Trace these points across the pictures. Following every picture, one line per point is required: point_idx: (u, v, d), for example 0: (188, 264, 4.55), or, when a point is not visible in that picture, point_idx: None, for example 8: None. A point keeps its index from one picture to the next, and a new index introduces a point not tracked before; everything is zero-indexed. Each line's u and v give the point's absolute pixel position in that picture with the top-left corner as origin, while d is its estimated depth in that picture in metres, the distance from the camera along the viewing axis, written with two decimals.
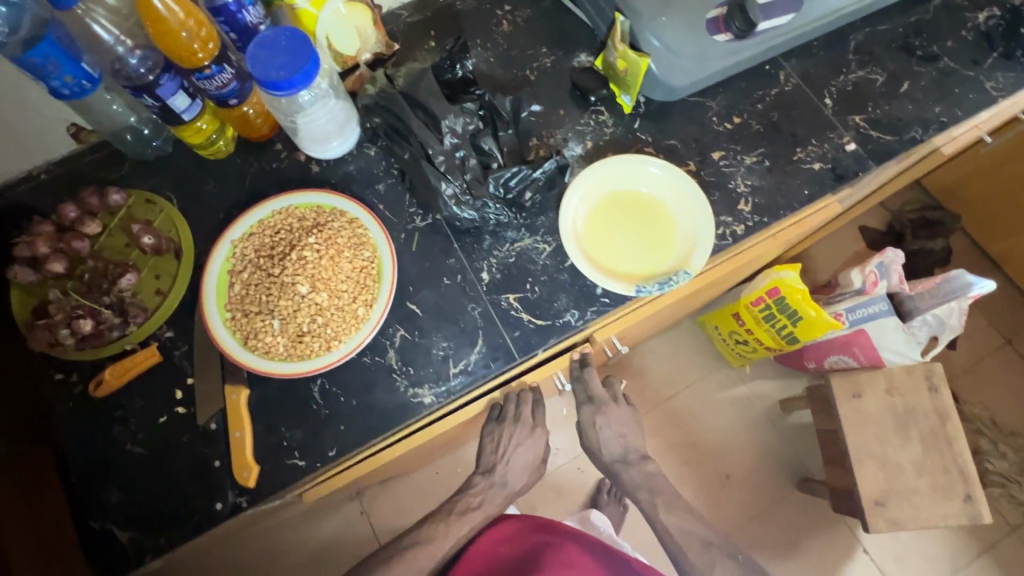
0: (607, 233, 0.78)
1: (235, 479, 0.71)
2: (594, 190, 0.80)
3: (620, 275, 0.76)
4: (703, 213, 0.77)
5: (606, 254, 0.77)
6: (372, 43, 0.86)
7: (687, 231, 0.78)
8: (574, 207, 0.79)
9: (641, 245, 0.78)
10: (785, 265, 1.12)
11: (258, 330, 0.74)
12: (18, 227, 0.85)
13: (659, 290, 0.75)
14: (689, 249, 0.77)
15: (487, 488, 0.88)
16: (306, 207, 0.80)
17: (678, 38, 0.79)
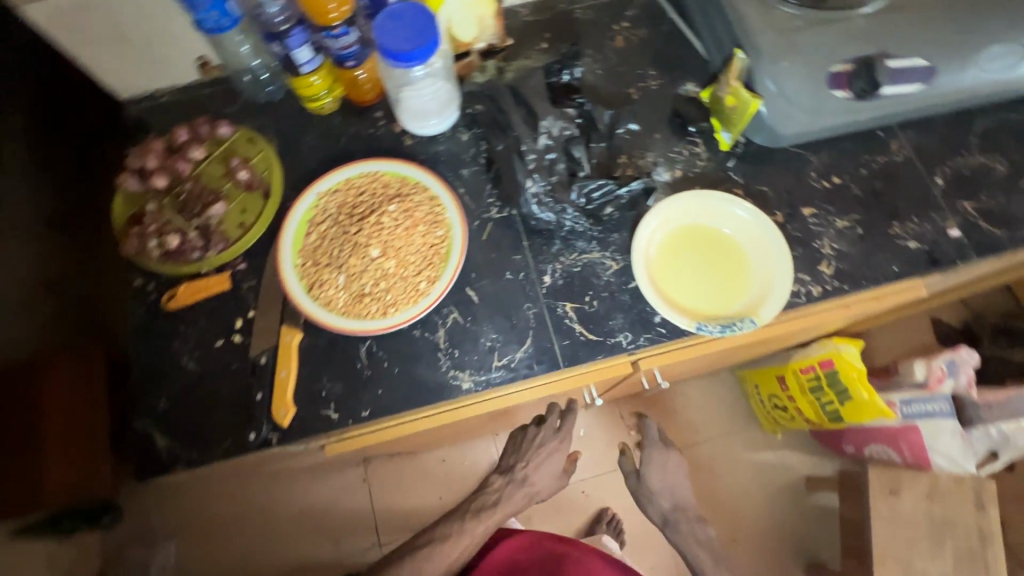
0: (677, 265, 0.77)
1: (272, 415, 0.74)
2: (674, 219, 0.78)
3: (682, 309, 0.75)
4: (782, 264, 0.75)
5: (671, 285, 0.76)
6: (489, 34, 0.87)
7: (760, 279, 0.76)
8: (651, 231, 0.77)
9: (710, 284, 0.76)
10: (846, 339, 1.08)
11: (324, 281, 0.77)
12: (134, 139, 0.92)
13: (720, 332, 0.72)
14: (759, 299, 0.74)
15: (506, 487, 0.97)
16: (392, 176, 0.82)
17: (799, 86, 0.76)
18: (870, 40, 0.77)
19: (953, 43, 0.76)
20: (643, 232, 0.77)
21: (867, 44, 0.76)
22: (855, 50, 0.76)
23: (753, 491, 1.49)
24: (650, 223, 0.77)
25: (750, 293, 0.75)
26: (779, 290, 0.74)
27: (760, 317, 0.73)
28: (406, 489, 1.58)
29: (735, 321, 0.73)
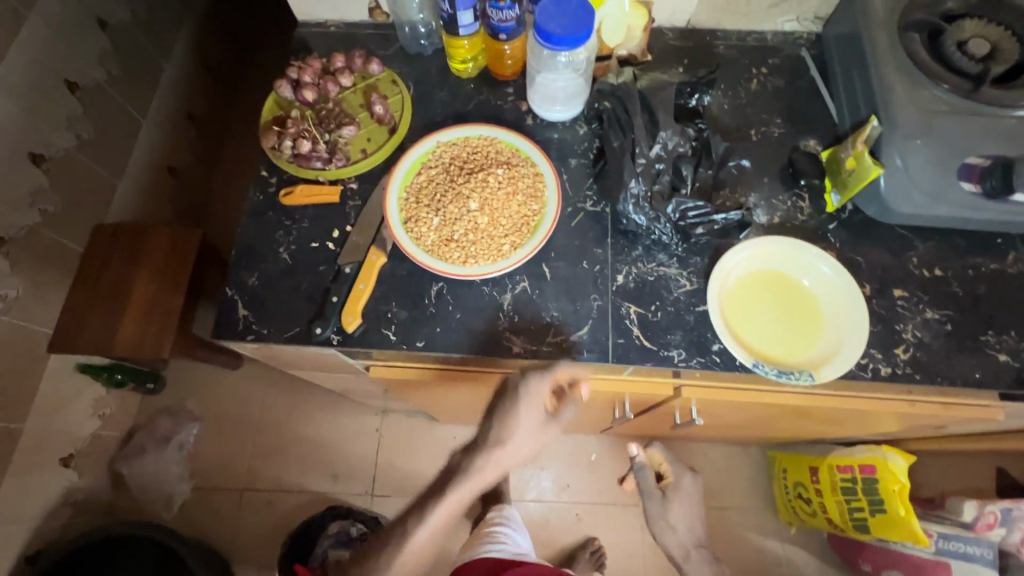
0: (750, 302, 0.78)
1: (339, 319, 0.80)
2: (759, 258, 0.79)
3: (744, 345, 0.75)
4: (858, 331, 0.73)
5: (739, 319, 0.77)
6: (633, 44, 0.94)
7: (831, 340, 0.75)
8: (733, 263, 0.79)
9: (778, 330, 0.76)
10: (898, 451, 1.08)
11: (420, 217, 0.83)
12: (296, 55, 1.03)
13: (775, 377, 0.73)
14: (824, 358, 0.74)
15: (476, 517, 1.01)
16: (507, 145, 0.88)
17: (927, 168, 0.75)
18: (1013, 142, 0.75)
19: None
20: (726, 261, 0.78)
21: (1009, 144, 0.75)
22: (995, 148, 0.75)
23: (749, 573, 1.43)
24: (734, 255, 0.78)
25: (818, 350, 0.75)
26: (849, 355, 0.73)
27: (821, 376, 0.72)
28: (413, 453, 1.64)
29: (794, 371, 0.72)
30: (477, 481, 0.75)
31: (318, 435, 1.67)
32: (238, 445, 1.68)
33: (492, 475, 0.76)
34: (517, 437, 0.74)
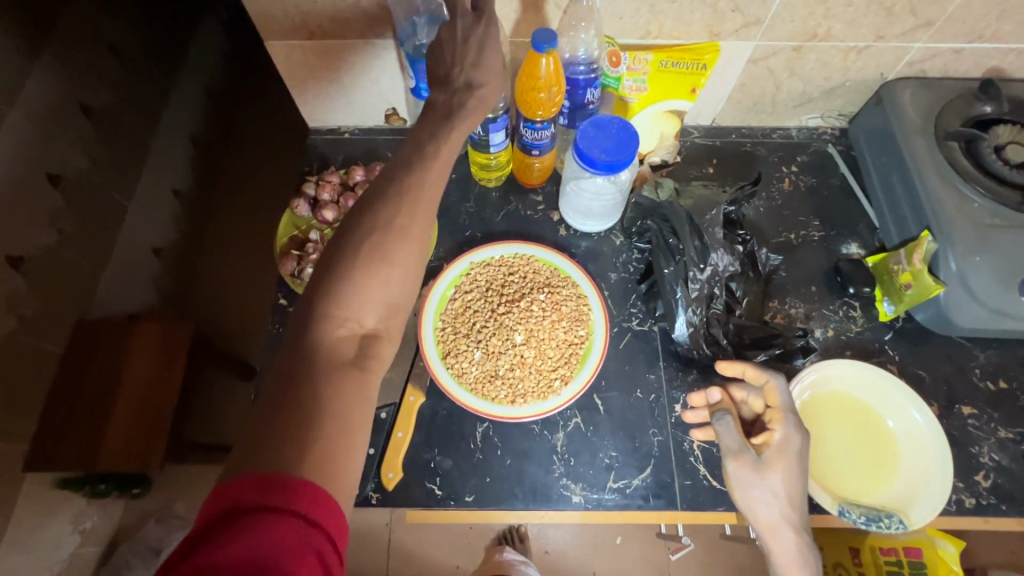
0: (824, 434, 0.72)
1: (377, 474, 0.72)
2: (829, 385, 0.74)
3: (824, 485, 0.70)
4: (940, 466, 0.69)
5: (816, 455, 0.71)
6: (665, 148, 0.91)
7: (911, 475, 0.70)
8: (802, 390, 0.73)
9: (856, 465, 0.71)
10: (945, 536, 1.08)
11: (460, 352, 0.77)
12: (310, 165, 0.98)
13: (862, 523, 0.67)
14: (907, 496, 0.69)
15: None
16: (545, 264, 0.83)
17: (987, 285, 0.74)
18: None
19: None
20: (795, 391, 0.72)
21: None
22: None
23: None
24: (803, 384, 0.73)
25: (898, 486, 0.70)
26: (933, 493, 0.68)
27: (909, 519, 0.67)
28: (426, 547, 1.51)
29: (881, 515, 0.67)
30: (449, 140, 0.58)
31: None
32: None
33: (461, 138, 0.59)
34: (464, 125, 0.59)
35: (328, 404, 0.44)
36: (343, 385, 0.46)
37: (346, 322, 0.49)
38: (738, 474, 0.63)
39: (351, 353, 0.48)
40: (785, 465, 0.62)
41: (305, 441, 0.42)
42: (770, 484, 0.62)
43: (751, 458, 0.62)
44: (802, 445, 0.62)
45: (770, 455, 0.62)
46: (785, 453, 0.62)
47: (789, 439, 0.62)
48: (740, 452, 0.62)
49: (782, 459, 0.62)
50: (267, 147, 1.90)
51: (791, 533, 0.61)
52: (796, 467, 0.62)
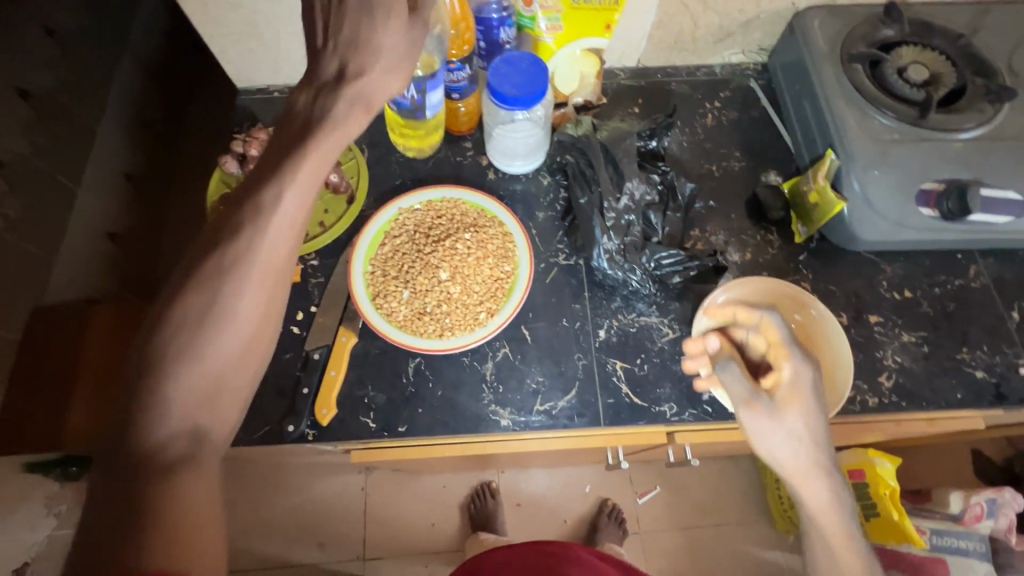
0: None
1: (313, 412, 0.75)
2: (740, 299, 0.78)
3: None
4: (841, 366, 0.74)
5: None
6: (588, 90, 0.92)
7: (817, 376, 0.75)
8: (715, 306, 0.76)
9: None
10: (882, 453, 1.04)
11: (389, 292, 0.80)
12: (239, 125, 0.98)
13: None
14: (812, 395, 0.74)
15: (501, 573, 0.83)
16: (472, 206, 0.85)
17: (887, 197, 0.77)
18: (966, 166, 0.77)
19: None
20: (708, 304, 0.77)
21: (963, 169, 0.77)
22: (950, 173, 0.77)
23: None
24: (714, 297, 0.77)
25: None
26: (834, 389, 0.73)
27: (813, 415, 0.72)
28: (395, 508, 1.51)
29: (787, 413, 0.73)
30: (327, 130, 0.54)
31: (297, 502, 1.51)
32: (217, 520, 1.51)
33: (349, 133, 0.55)
34: (348, 106, 0.55)
35: (157, 493, 0.44)
36: (175, 470, 0.45)
37: (169, 405, 0.47)
38: (753, 421, 0.59)
39: (178, 439, 0.46)
40: (802, 405, 0.58)
41: (142, 536, 0.41)
42: (791, 428, 0.58)
43: (765, 405, 0.58)
44: (816, 381, 0.59)
45: (784, 398, 0.59)
46: (799, 398, 0.58)
47: (798, 377, 0.58)
48: (752, 400, 0.59)
49: (795, 398, 0.58)
50: (213, 120, 1.85)
51: (824, 480, 0.58)
52: (813, 404, 0.58)
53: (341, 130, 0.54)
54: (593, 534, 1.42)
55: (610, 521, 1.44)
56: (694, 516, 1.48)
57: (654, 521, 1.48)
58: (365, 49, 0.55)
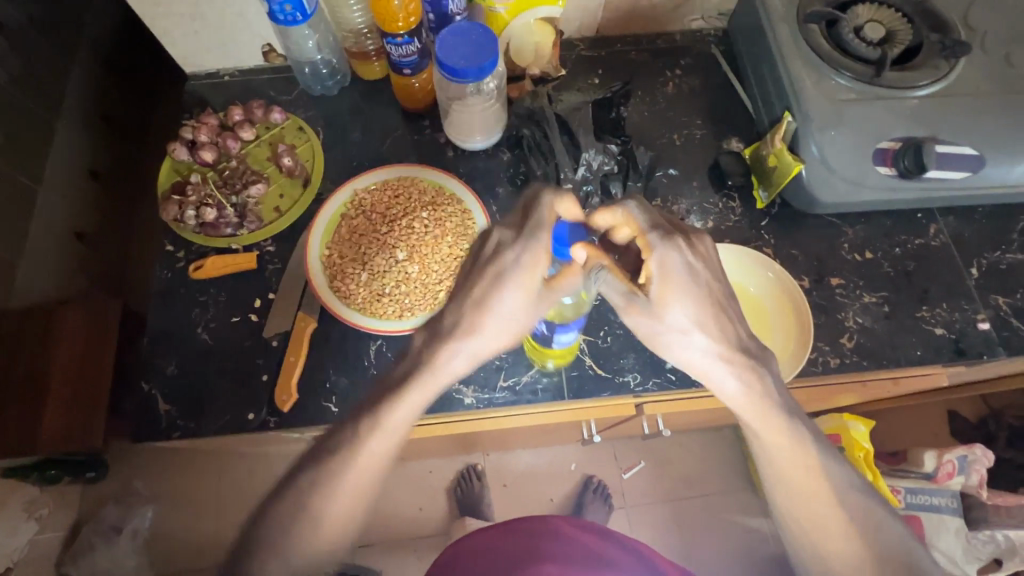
0: None
1: (273, 398, 0.74)
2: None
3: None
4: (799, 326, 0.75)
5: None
6: (545, 62, 0.90)
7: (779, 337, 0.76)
8: None
9: None
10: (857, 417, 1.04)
11: (345, 274, 0.78)
12: (190, 111, 0.95)
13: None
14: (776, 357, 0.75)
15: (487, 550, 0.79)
16: (430, 183, 0.84)
17: (844, 157, 0.76)
18: (922, 123, 0.76)
19: (1006, 135, 0.76)
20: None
21: (919, 126, 0.76)
22: (905, 130, 0.76)
23: (734, 559, 1.38)
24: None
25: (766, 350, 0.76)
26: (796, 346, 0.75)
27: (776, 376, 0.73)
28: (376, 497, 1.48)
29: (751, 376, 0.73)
30: (437, 377, 0.59)
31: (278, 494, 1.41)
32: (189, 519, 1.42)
33: (455, 374, 0.60)
34: (460, 359, 0.59)
35: None
36: None
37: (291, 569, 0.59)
38: (643, 320, 0.61)
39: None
40: (677, 292, 0.58)
41: None
42: (675, 321, 0.59)
43: (642, 304, 0.60)
44: (692, 265, 0.57)
45: (656, 292, 0.58)
46: (670, 289, 0.58)
47: (665, 269, 0.56)
48: (630, 303, 0.60)
49: (669, 292, 0.58)
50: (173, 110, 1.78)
51: (723, 367, 0.60)
52: (687, 288, 0.58)
53: (449, 374, 0.60)
54: (579, 510, 1.40)
55: (596, 497, 1.42)
56: (679, 488, 1.45)
57: (640, 495, 1.45)
58: (483, 316, 0.58)
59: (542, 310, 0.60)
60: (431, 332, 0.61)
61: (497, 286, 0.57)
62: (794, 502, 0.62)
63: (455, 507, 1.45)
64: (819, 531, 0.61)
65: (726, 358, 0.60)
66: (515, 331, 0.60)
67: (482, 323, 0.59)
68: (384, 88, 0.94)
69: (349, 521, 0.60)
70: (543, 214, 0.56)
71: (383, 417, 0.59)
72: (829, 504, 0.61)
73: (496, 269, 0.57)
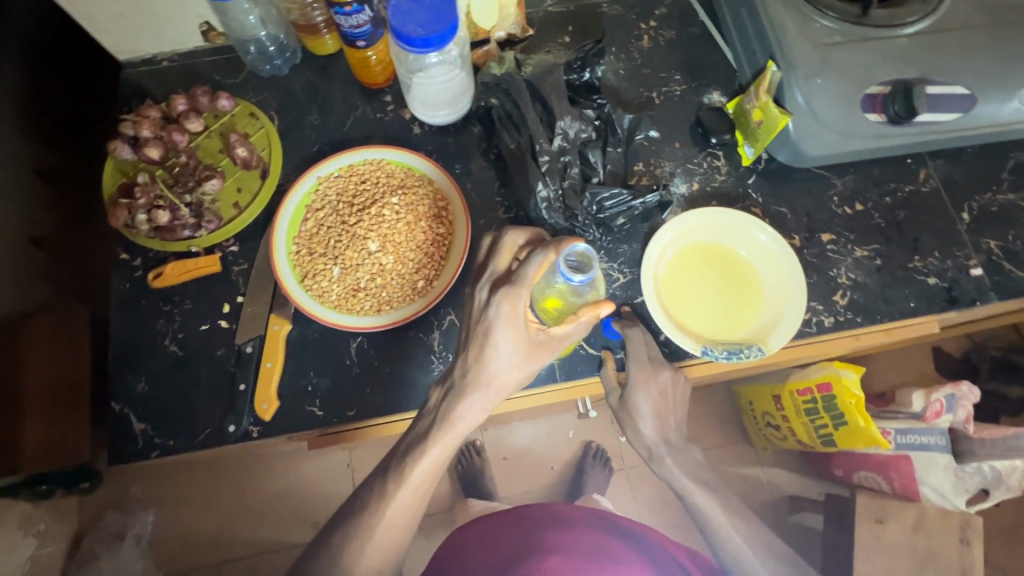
0: (688, 281, 0.75)
1: (253, 407, 0.71)
2: (686, 231, 0.76)
3: (687, 332, 0.72)
4: (795, 281, 0.72)
5: (678, 306, 0.74)
6: (510, 23, 0.83)
7: (781, 294, 0.73)
8: (663, 245, 0.75)
9: (720, 307, 0.74)
10: (848, 363, 0.93)
11: (318, 271, 0.75)
12: (129, 104, 0.88)
13: (723, 357, 0.70)
14: (779, 318, 0.72)
15: (489, 542, 0.78)
16: (397, 165, 0.79)
17: (832, 106, 0.72)
18: (912, 64, 0.72)
19: (999, 71, 0.72)
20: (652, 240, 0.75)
21: (908, 67, 0.72)
22: (894, 73, 0.72)
23: None
24: (657, 234, 0.75)
25: (765, 312, 0.73)
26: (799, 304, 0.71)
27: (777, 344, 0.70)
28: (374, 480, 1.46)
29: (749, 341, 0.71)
30: (453, 432, 0.63)
31: (283, 486, 1.40)
32: (192, 521, 1.38)
33: (472, 424, 0.64)
34: (472, 410, 0.63)
35: None
36: None
37: None
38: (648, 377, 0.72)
39: None
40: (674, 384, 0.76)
41: None
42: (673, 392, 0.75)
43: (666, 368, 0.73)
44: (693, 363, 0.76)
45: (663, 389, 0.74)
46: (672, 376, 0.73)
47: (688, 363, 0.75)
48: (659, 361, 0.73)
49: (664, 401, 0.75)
50: None
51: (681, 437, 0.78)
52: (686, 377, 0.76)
53: (467, 424, 0.63)
54: (580, 477, 1.41)
55: (595, 462, 1.43)
56: None
57: (637, 456, 1.46)
58: (485, 367, 0.62)
59: (544, 359, 0.64)
60: (445, 388, 0.65)
61: (491, 341, 0.62)
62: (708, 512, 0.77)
63: (456, 483, 1.44)
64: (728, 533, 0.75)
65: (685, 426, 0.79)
66: (523, 378, 0.64)
67: (489, 375, 0.63)
68: (340, 63, 0.87)
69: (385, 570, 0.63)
70: (527, 270, 0.59)
71: (407, 473, 0.63)
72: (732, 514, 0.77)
73: (484, 325, 0.61)
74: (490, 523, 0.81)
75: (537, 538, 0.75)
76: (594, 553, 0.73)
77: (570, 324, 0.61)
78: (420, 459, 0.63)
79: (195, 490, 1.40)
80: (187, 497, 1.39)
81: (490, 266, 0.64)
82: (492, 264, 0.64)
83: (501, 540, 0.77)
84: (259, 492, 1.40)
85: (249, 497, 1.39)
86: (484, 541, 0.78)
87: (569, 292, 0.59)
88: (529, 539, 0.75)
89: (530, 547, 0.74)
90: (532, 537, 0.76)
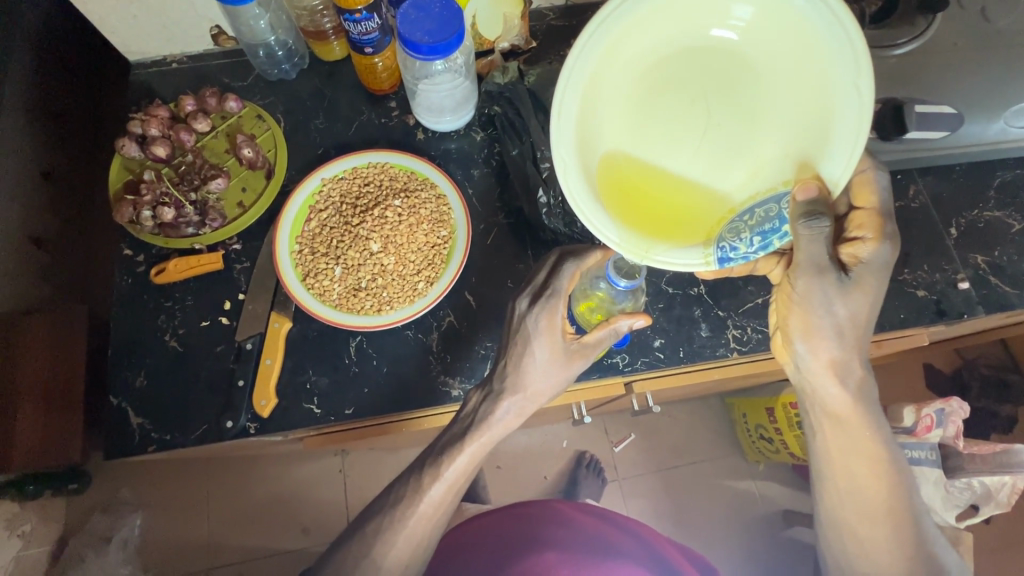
0: (656, 115, 0.63)
1: (252, 404, 0.72)
2: (612, 72, 0.61)
3: (683, 183, 0.62)
4: (827, 43, 0.54)
5: (644, 190, 0.62)
6: (513, 34, 0.83)
7: (804, 103, 0.58)
8: (610, 78, 0.61)
9: (707, 139, 0.62)
10: None
11: (319, 271, 0.76)
12: (138, 103, 0.89)
13: (757, 250, 0.56)
14: (807, 136, 0.57)
15: (490, 535, 0.81)
16: (400, 168, 0.80)
17: None
18: (900, 84, 0.75)
19: (987, 93, 0.74)
20: (562, 110, 0.58)
21: (899, 86, 0.75)
22: (884, 92, 0.75)
23: (726, 521, 1.41)
24: (568, 98, 0.58)
25: (783, 142, 0.60)
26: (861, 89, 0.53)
27: (823, 174, 0.55)
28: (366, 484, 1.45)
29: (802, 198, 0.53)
30: (489, 433, 0.65)
31: (272, 491, 1.36)
32: (180, 522, 1.33)
33: (507, 428, 0.66)
34: (508, 414, 0.65)
35: None
36: None
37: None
38: (820, 288, 0.57)
39: None
40: (849, 302, 0.58)
41: None
42: (840, 311, 0.58)
43: (832, 278, 0.57)
44: (861, 278, 0.58)
45: (799, 287, 0.58)
46: (810, 275, 0.56)
47: (865, 263, 0.59)
48: (826, 271, 0.56)
49: (795, 309, 0.59)
50: None
51: (841, 375, 0.61)
52: (864, 288, 0.58)
53: (502, 428, 0.65)
54: (574, 486, 1.39)
55: (589, 472, 1.41)
56: (669, 456, 1.46)
57: (631, 467, 1.46)
58: (526, 375, 0.65)
59: (580, 367, 0.66)
60: (484, 391, 0.67)
61: (530, 351, 0.65)
62: (821, 452, 0.65)
63: None
64: (840, 474, 0.64)
65: (850, 359, 0.60)
66: (561, 385, 0.66)
67: (525, 382, 0.65)
68: (346, 70, 0.89)
69: (408, 567, 0.64)
70: (562, 282, 0.64)
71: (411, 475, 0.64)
72: (862, 462, 0.63)
73: (525, 332, 0.65)
74: (481, 522, 0.83)
75: (540, 537, 0.79)
76: (595, 547, 0.79)
77: (604, 328, 0.64)
78: (454, 459, 0.64)
79: (181, 495, 1.34)
80: (172, 501, 1.34)
81: (530, 279, 0.67)
82: (533, 277, 0.67)
83: (504, 538, 0.80)
84: (243, 500, 1.35)
85: (234, 504, 1.35)
86: (483, 536, 0.81)
87: (609, 297, 0.67)
88: (534, 536, 0.80)
89: (533, 546, 0.78)
90: (534, 533, 0.80)
